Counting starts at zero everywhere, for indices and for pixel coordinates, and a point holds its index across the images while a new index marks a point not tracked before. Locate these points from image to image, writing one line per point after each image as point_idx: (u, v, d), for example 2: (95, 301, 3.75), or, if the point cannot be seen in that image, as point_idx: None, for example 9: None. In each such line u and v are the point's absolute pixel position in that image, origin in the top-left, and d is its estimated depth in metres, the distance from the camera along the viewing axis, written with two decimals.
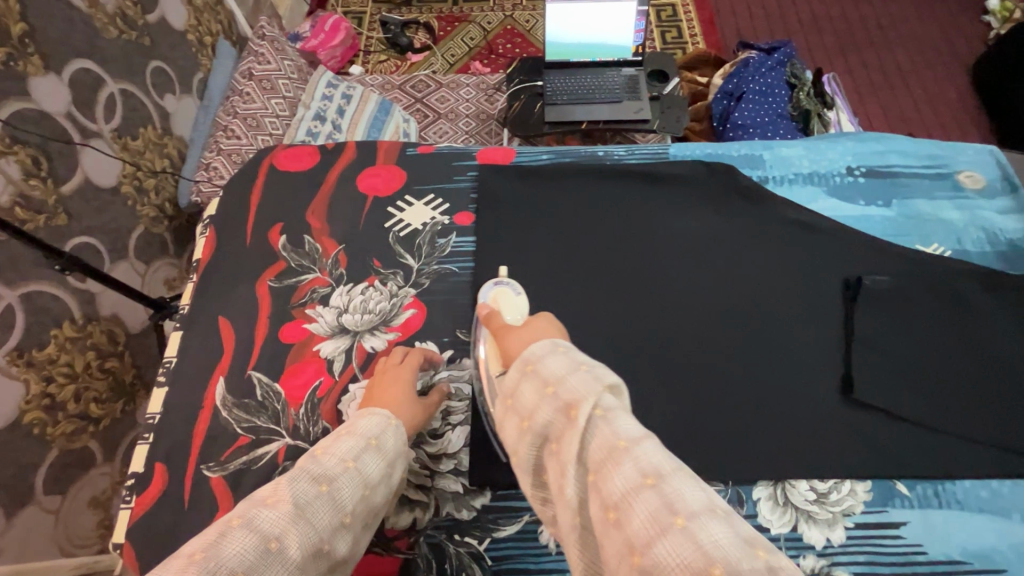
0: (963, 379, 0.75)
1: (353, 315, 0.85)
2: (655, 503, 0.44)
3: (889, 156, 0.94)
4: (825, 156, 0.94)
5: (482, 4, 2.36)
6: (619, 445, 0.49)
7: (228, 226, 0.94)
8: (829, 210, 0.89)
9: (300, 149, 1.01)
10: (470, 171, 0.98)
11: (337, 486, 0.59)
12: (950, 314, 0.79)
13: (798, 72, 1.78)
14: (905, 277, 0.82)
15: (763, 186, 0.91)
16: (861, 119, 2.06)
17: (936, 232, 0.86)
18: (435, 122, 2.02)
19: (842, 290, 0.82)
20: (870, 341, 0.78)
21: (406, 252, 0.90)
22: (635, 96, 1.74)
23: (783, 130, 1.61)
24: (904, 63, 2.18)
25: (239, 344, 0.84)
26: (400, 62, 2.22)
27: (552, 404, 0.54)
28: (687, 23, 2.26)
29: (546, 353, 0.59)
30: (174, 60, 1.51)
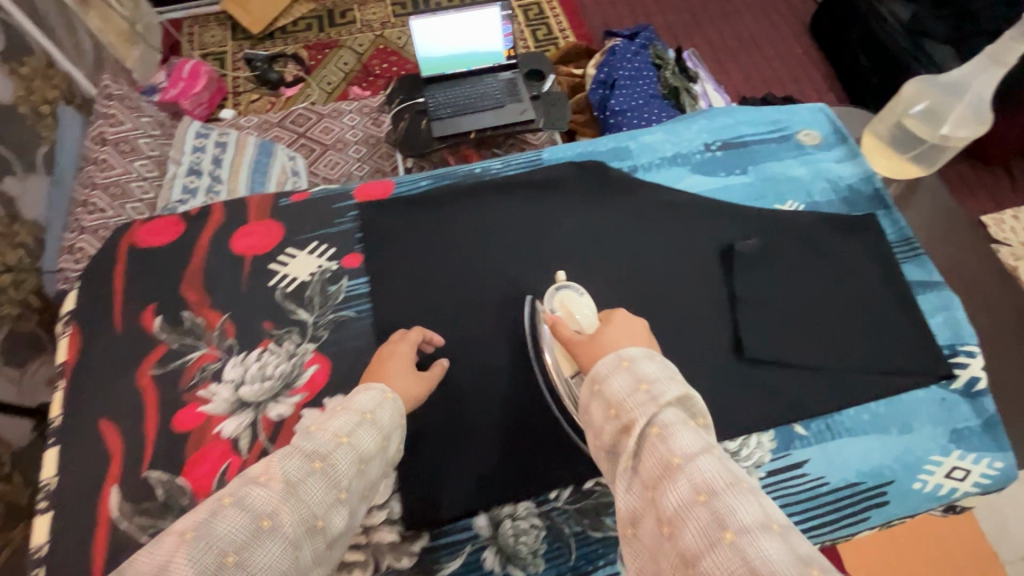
0: (836, 317, 0.83)
1: (251, 385, 0.81)
2: (708, 520, 0.49)
3: (739, 128, 1.03)
4: (684, 137, 1.01)
5: (350, 27, 2.31)
6: (674, 464, 0.53)
7: (95, 318, 0.87)
8: (695, 186, 0.96)
9: (162, 222, 0.94)
10: (349, 212, 0.96)
11: (332, 462, 0.60)
12: (815, 259, 0.88)
13: (661, 53, 1.87)
14: (773, 234, 0.90)
15: (633, 176, 0.97)
16: (726, 84, 2.22)
17: (788, 190, 0.95)
18: (323, 154, 1.96)
19: (721, 258, 0.87)
20: (754, 301, 0.84)
21: (298, 307, 0.87)
22: (516, 98, 1.78)
23: (657, 109, 1.71)
24: (752, 29, 2.38)
25: (134, 440, 0.77)
26: (274, 98, 2.12)
27: (614, 425, 0.59)
28: (554, 19, 2.33)
29: (610, 369, 0.63)
30: (6, 139, 1.35)
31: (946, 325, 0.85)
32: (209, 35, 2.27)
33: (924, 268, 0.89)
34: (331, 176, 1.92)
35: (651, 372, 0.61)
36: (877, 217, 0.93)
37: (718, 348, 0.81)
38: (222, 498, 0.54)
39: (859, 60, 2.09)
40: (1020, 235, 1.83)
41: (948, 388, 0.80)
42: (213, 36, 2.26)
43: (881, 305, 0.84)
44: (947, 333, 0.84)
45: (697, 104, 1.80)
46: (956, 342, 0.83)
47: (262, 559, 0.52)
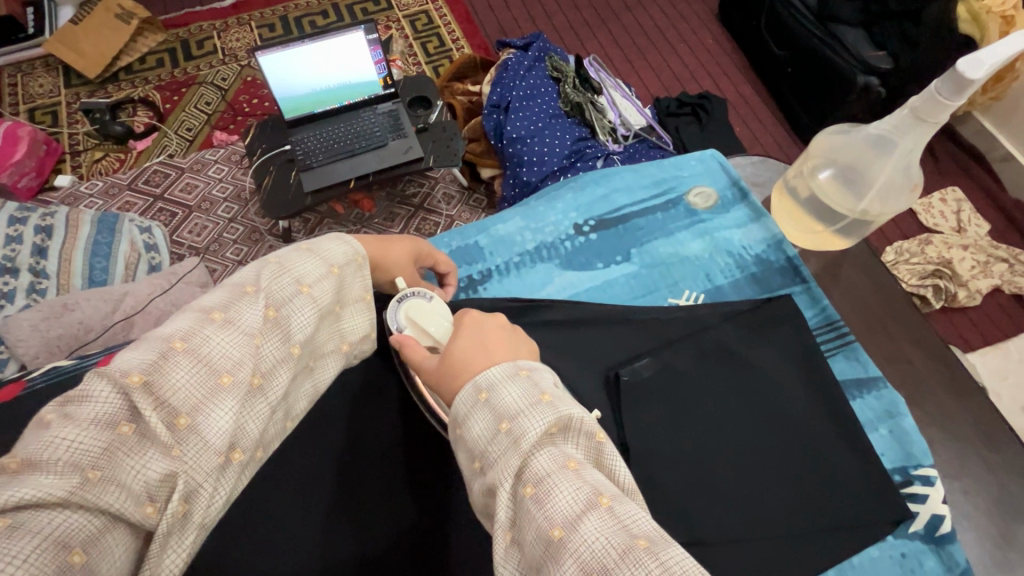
0: (760, 453, 0.67)
1: None
2: None
3: (615, 198, 0.90)
4: (547, 221, 0.88)
5: (210, 58, 2.00)
6: (554, 537, 0.42)
7: None
8: (567, 285, 0.83)
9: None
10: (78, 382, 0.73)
11: (284, 321, 0.54)
12: (724, 374, 0.71)
13: (559, 63, 1.70)
14: (666, 348, 0.72)
15: (484, 284, 0.82)
16: (638, 85, 2.04)
17: (682, 275, 0.83)
18: (187, 219, 1.67)
19: (604, 389, 0.70)
20: (655, 451, 0.66)
21: None
22: (399, 133, 1.55)
23: (558, 132, 1.54)
24: (660, 20, 2.22)
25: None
26: (123, 153, 1.79)
27: (481, 486, 0.48)
28: (445, 28, 2.09)
29: (468, 407, 0.50)
30: None
31: (893, 440, 0.73)
32: (37, 84, 1.90)
33: (857, 361, 0.78)
34: (197, 244, 1.64)
35: (512, 403, 0.48)
36: (793, 294, 0.81)
37: None
38: (171, 340, 0.47)
39: (771, 47, 1.96)
40: (950, 219, 1.73)
41: (907, 534, 0.68)
42: (41, 85, 1.90)
43: (806, 425, 0.69)
44: (894, 450, 0.73)
45: (604, 116, 1.67)
46: (907, 463, 0.72)
47: (222, 415, 0.47)
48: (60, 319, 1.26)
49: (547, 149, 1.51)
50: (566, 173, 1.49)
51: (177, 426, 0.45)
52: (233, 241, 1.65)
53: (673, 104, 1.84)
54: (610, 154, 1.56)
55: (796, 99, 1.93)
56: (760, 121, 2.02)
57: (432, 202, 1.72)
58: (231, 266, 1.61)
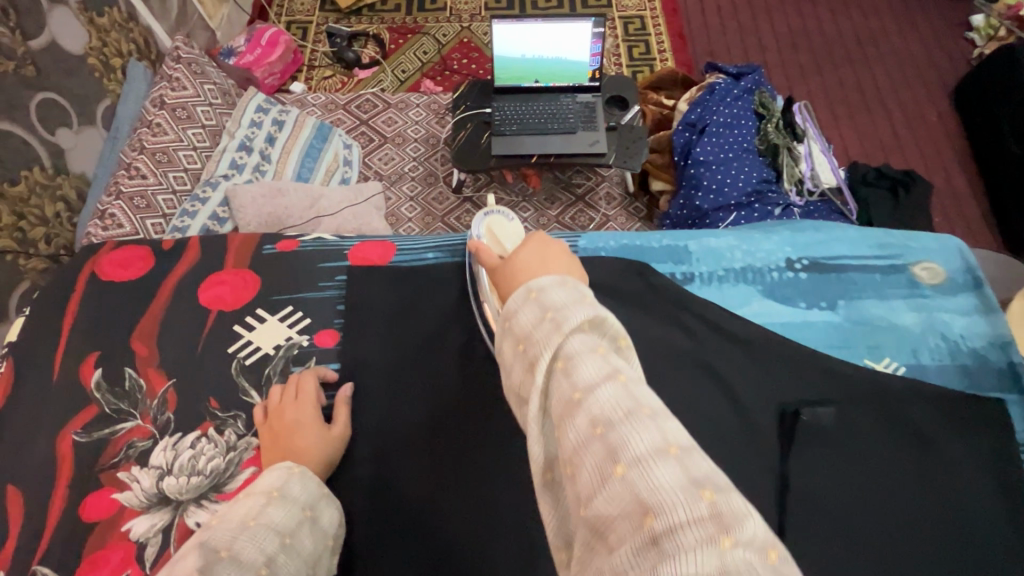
0: (915, 534, 0.60)
1: (177, 478, 0.63)
2: (599, 453, 0.38)
3: (834, 245, 0.80)
4: (759, 247, 0.79)
5: (438, 14, 2.20)
6: (573, 399, 0.41)
7: (32, 351, 0.70)
8: (764, 314, 0.74)
9: (129, 252, 0.77)
10: (338, 275, 0.78)
11: (237, 549, 0.50)
12: (906, 453, 0.63)
13: (767, 101, 1.67)
14: (847, 402, 0.66)
15: (683, 285, 0.76)
16: (836, 144, 1.93)
17: (886, 341, 0.72)
18: (380, 147, 1.85)
19: (776, 421, 0.65)
20: (806, 492, 0.61)
21: (253, 387, 0.69)
22: (590, 126, 1.61)
23: (746, 168, 1.52)
24: (883, 82, 2.06)
25: (31, 504, 0.61)
26: (346, 77, 2.05)
27: (518, 363, 0.46)
28: (656, 38, 2.11)
29: (517, 304, 0.48)
30: (70, 90, 1.34)
31: None
32: (300, 3, 2.22)
33: None
34: (382, 171, 1.82)
35: (559, 300, 0.47)
36: (1006, 402, 0.68)
37: None
38: None
39: (1006, 145, 1.77)
40: None
41: None
42: (303, 4, 2.22)
43: (993, 543, 0.60)
44: None
45: (796, 165, 1.60)
46: None
47: None
48: (273, 201, 1.48)
49: (730, 181, 1.49)
50: (742, 210, 1.46)
51: None
52: (411, 179, 1.81)
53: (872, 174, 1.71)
54: (791, 205, 1.50)
55: (1019, 208, 1.72)
56: (965, 219, 1.82)
57: (593, 197, 1.76)
58: (404, 199, 1.78)
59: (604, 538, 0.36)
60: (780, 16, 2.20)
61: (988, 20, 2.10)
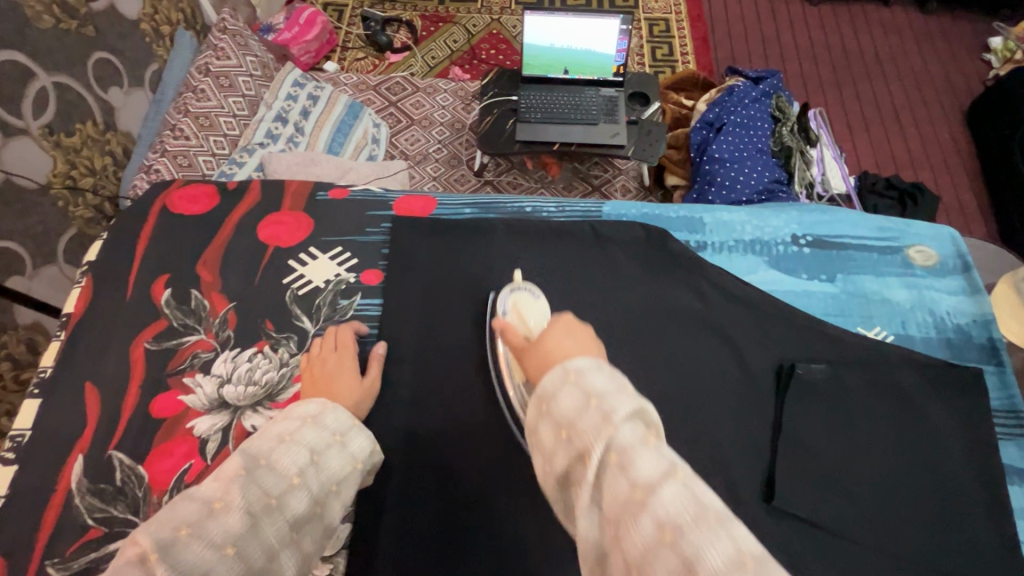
0: (898, 485, 0.65)
1: (236, 386, 0.69)
2: (672, 565, 0.34)
3: (838, 226, 0.86)
4: (769, 224, 0.85)
5: (469, 5, 2.28)
6: (633, 498, 0.37)
7: (106, 276, 0.78)
8: (769, 282, 0.80)
9: (197, 191, 0.86)
10: (383, 223, 0.85)
11: (274, 458, 0.54)
12: (890, 411, 0.69)
13: (783, 105, 1.73)
14: (842, 364, 0.72)
15: (698, 253, 0.82)
16: (848, 154, 1.99)
17: (878, 312, 0.78)
18: (407, 129, 1.92)
19: (774, 375, 0.71)
20: (800, 441, 0.67)
21: (304, 314, 0.76)
22: (612, 118, 1.67)
23: (760, 166, 1.57)
24: (898, 97, 2.12)
25: (103, 403, 0.69)
26: (378, 60, 2.12)
27: (564, 456, 0.42)
28: (680, 41, 2.17)
29: (555, 385, 0.44)
30: (123, 51, 1.41)
31: None
32: None
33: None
34: (408, 151, 1.88)
35: (602, 385, 0.43)
36: (983, 372, 0.75)
37: (741, 479, 0.65)
38: (180, 526, 0.47)
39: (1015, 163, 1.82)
40: None
41: None
42: None
43: (965, 497, 0.65)
44: None
45: (808, 168, 1.66)
46: None
47: (221, 531, 0.47)
48: (307, 168, 1.55)
49: (743, 178, 1.54)
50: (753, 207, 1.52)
51: (179, 537, 0.46)
52: (436, 159, 1.88)
53: (880, 183, 1.77)
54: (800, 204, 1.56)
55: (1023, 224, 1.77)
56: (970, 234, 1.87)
57: (609, 188, 1.83)
58: (427, 179, 1.84)
59: None
60: (802, 27, 2.26)
61: (1005, 43, 2.15)
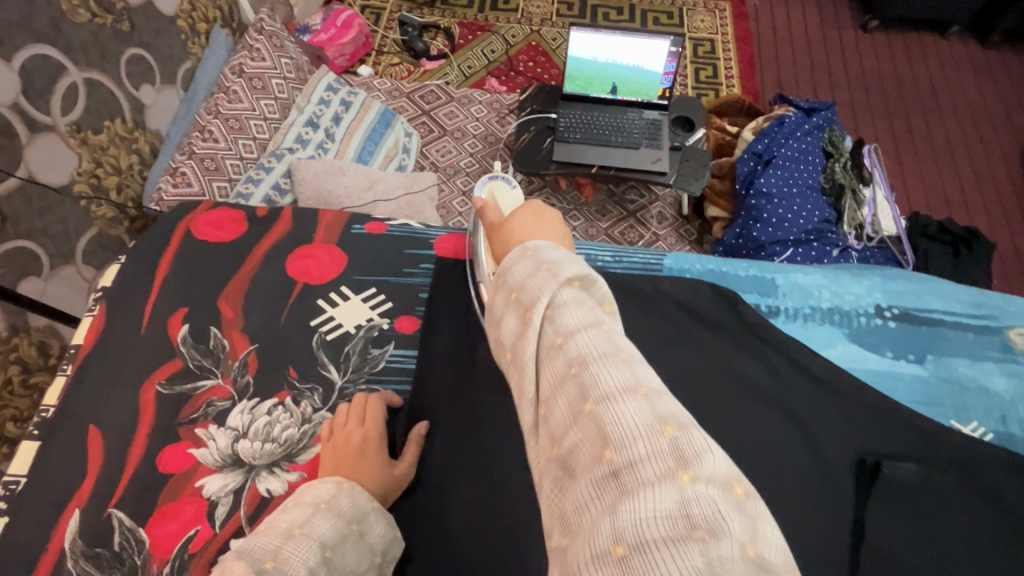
0: None
1: (252, 442, 0.64)
2: (571, 393, 0.37)
3: (926, 297, 0.79)
4: (849, 290, 0.78)
5: (509, 15, 2.22)
6: (554, 341, 0.40)
7: (123, 300, 0.73)
8: (848, 358, 0.73)
9: (224, 214, 0.80)
10: (422, 263, 0.80)
11: (284, 557, 0.48)
12: (986, 520, 0.60)
13: (836, 140, 1.64)
14: (930, 459, 0.64)
15: (768, 319, 0.75)
16: (898, 192, 1.89)
17: (974, 404, 0.70)
18: (439, 139, 1.86)
19: (854, 468, 0.64)
20: (882, 549, 0.59)
21: (331, 362, 0.70)
22: (655, 144, 1.59)
23: (809, 205, 1.50)
24: (954, 134, 2.01)
25: (110, 446, 0.63)
26: (413, 67, 2.08)
27: (507, 310, 0.45)
28: (725, 63, 2.09)
29: (513, 255, 0.47)
30: (158, 48, 1.38)
31: None
32: None
33: None
34: (438, 163, 1.82)
35: (555, 254, 0.45)
36: None
37: None
38: None
39: None
40: None
41: None
42: None
43: None
44: None
45: (858, 209, 1.56)
46: None
47: None
48: (335, 177, 1.50)
49: (791, 216, 1.47)
50: (800, 246, 1.45)
51: None
52: (467, 173, 1.81)
53: (934, 227, 1.66)
54: (849, 247, 1.48)
55: None
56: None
57: (644, 215, 1.75)
58: (457, 193, 1.77)
59: (570, 472, 0.36)
60: (854, 55, 2.17)
61: None
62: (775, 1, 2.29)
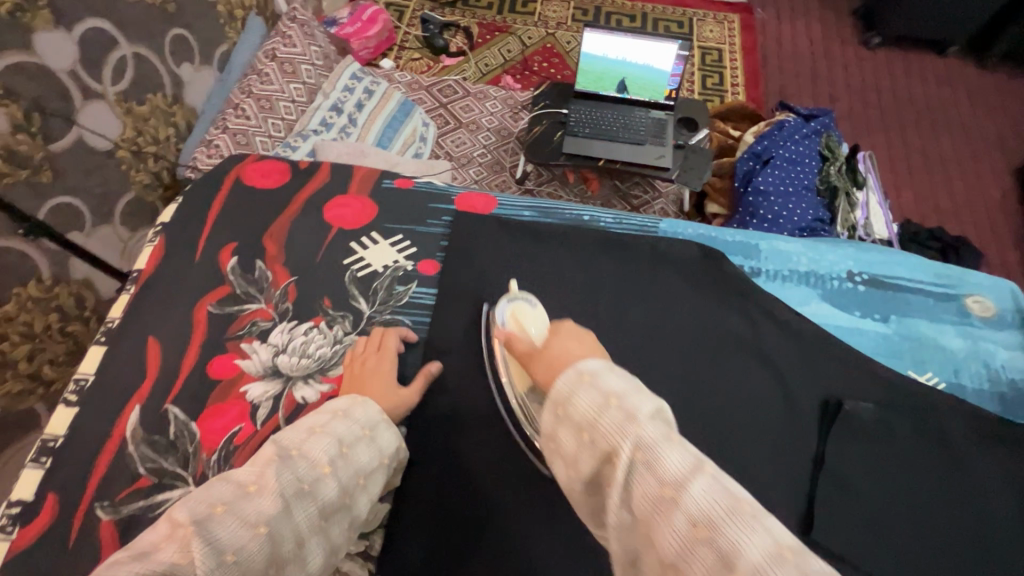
0: (937, 533, 0.64)
1: (290, 356, 0.72)
2: (707, 559, 0.36)
3: (894, 266, 0.86)
4: (825, 257, 0.86)
5: (527, 18, 2.32)
6: (664, 495, 0.39)
7: (175, 239, 0.82)
8: (821, 315, 0.81)
9: (271, 166, 0.90)
10: (444, 216, 0.88)
11: (306, 449, 0.56)
12: (931, 458, 0.69)
13: (833, 144, 1.72)
14: (887, 405, 0.72)
15: (751, 279, 0.83)
16: (891, 201, 1.98)
17: (931, 357, 0.78)
18: (455, 130, 1.95)
19: (819, 410, 0.72)
20: (838, 476, 0.67)
21: (360, 295, 0.79)
22: (659, 140, 1.68)
23: (805, 204, 1.56)
24: (948, 148, 2.10)
25: (164, 359, 0.72)
26: (433, 62, 2.18)
27: (590, 458, 0.43)
28: (731, 71, 2.18)
29: (570, 386, 0.46)
30: (198, 29, 1.47)
31: None
32: None
33: None
34: (453, 153, 1.91)
35: (618, 385, 0.44)
36: None
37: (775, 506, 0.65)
38: (216, 505, 0.49)
39: None
40: None
41: None
42: None
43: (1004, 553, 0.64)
44: None
45: (852, 211, 1.63)
46: None
47: (255, 512, 0.49)
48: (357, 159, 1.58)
49: (786, 213, 1.53)
50: None
51: (216, 513, 0.48)
52: (479, 163, 1.90)
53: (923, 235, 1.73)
54: None
55: None
56: None
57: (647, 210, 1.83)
58: (469, 181, 1.85)
59: None
60: (856, 69, 2.26)
61: None
62: (782, 15, 2.38)
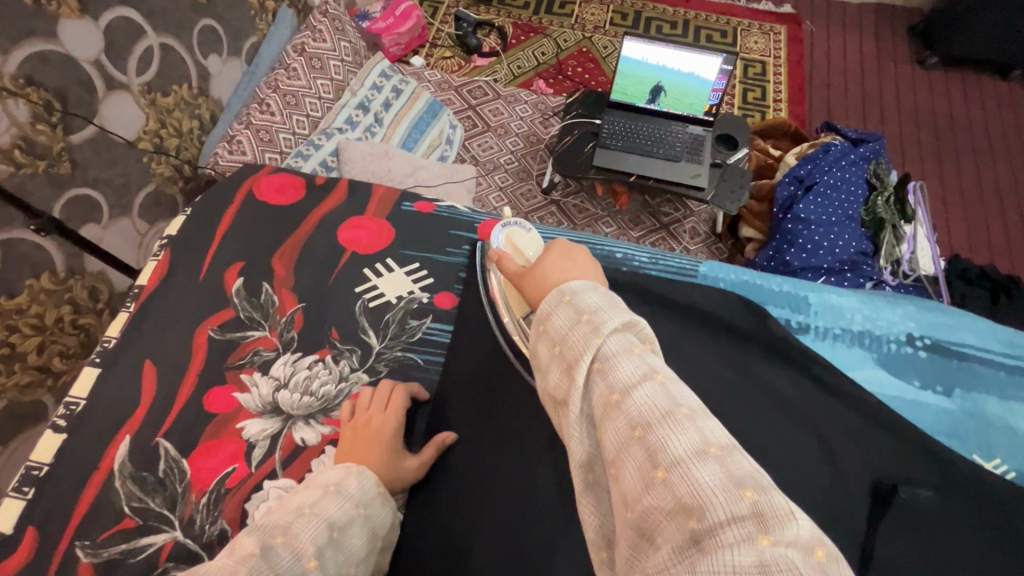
0: None
1: (291, 392, 0.70)
2: (640, 459, 0.39)
3: (961, 331, 0.81)
4: (882, 316, 0.82)
5: (563, 20, 2.25)
6: (611, 399, 0.43)
7: (184, 254, 0.80)
8: (875, 382, 0.76)
9: (285, 181, 0.87)
10: (465, 245, 0.83)
11: (293, 534, 0.52)
12: (992, 551, 0.62)
13: (881, 172, 1.62)
14: (941, 487, 0.66)
15: (799, 335, 0.79)
16: (940, 232, 1.86)
17: (1000, 441, 0.72)
18: (482, 135, 1.88)
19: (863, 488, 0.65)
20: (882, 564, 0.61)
21: (371, 328, 0.75)
22: (695, 158, 1.60)
23: (848, 235, 1.47)
24: (1005, 178, 1.97)
25: (164, 384, 0.70)
26: (464, 62, 2.12)
27: (559, 365, 0.48)
28: (774, 86, 2.08)
29: (552, 305, 0.50)
30: (229, 20, 1.44)
31: None
32: None
33: None
34: (479, 158, 1.85)
35: (595, 304, 0.49)
36: None
37: None
38: None
39: None
40: None
41: None
42: None
43: None
44: None
45: (897, 245, 1.52)
46: None
47: None
48: (380, 161, 1.53)
49: (827, 244, 1.45)
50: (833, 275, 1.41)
51: None
52: (505, 170, 1.84)
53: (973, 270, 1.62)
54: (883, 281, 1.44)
55: None
56: None
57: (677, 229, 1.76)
58: (494, 189, 1.80)
59: (648, 539, 0.37)
60: (908, 89, 2.13)
61: None
62: (833, 28, 2.26)
